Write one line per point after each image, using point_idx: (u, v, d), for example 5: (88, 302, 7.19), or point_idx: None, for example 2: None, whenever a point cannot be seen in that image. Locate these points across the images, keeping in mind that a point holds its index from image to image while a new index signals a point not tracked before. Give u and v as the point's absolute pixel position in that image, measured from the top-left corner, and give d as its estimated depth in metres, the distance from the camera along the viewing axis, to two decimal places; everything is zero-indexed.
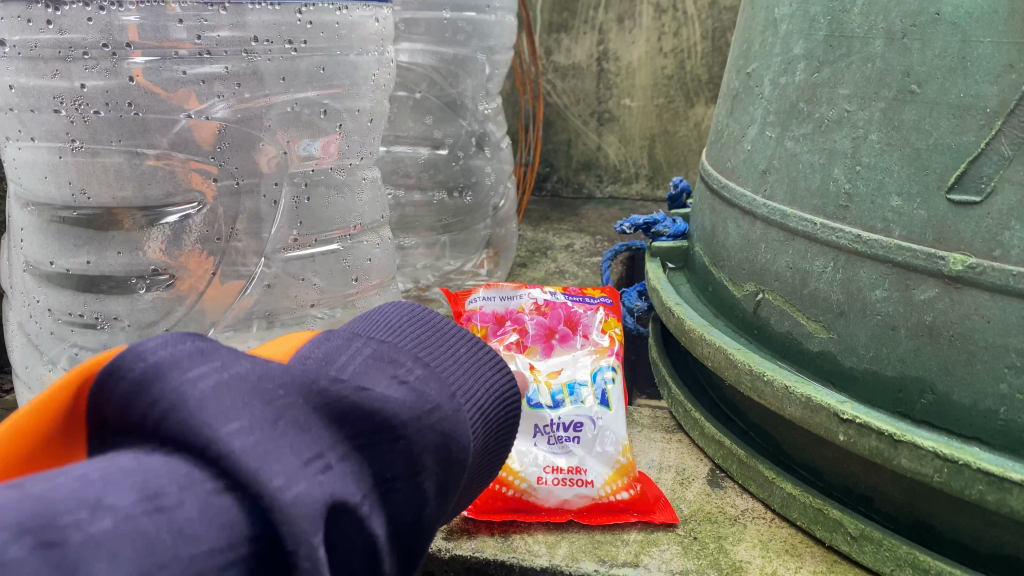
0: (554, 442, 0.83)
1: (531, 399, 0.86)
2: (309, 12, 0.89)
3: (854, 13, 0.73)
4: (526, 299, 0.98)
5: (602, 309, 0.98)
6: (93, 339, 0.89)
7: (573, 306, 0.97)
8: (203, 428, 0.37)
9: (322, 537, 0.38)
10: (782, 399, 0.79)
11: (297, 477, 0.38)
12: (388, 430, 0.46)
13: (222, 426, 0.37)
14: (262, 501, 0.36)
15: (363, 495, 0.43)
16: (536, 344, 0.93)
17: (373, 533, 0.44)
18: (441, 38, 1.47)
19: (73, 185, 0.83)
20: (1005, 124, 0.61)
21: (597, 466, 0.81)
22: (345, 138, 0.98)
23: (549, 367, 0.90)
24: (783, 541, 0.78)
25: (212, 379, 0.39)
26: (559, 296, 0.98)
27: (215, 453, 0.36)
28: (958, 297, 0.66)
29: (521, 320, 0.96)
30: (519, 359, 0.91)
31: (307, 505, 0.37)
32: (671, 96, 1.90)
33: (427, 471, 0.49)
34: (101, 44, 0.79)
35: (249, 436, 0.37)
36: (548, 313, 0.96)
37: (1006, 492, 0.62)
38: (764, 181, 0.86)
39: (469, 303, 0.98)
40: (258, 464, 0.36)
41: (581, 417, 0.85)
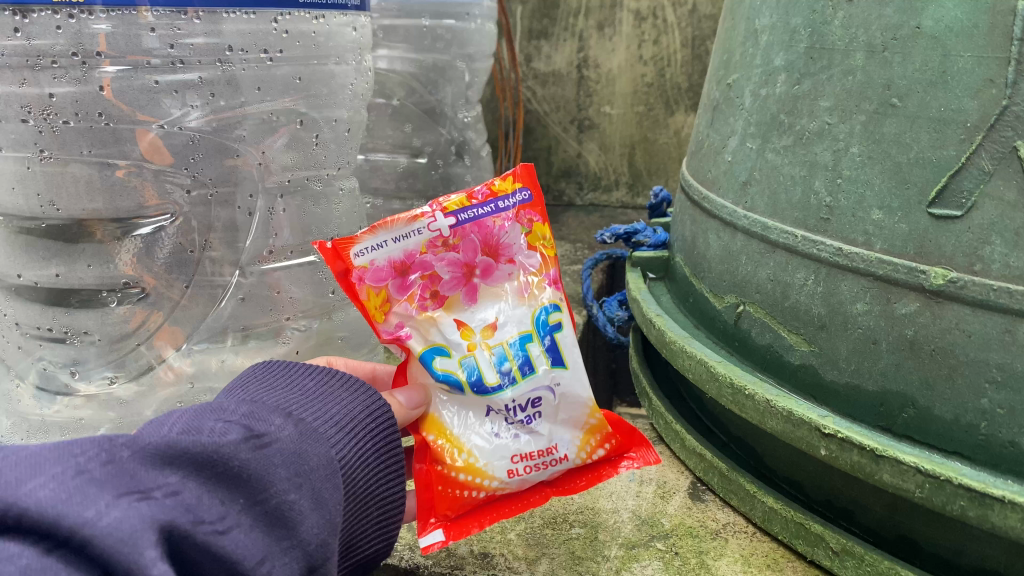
0: (510, 426, 0.70)
1: (474, 383, 0.70)
2: (286, 21, 0.89)
3: (835, 25, 0.72)
4: (423, 230, 0.72)
5: (522, 213, 0.75)
6: (63, 354, 0.88)
7: (485, 222, 0.73)
8: (6, 494, 0.41)
9: (149, 551, 0.42)
10: (763, 413, 0.79)
11: (113, 505, 0.43)
12: (211, 464, 0.50)
13: (23, 488, 0.42)
14: (76, 540, 0.41)
15: (200, 526, 0.47)
16: (456, 293, 0.72)
17: (228, 552, 0.48)
18: (421, 46, 1.46)
19: (41, 197, 0.82)
20: (985, 138, 0.61)
21: (565, 435, 0.71)
22: (323, 147, 0.98)
23: (480, 325, 0.72)
24: (764, 555, 0.77)
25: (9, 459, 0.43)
26: (463, 213, 0.72)
27: (18, 512, 0.41)
28: (939, 311, 0.66)
29: (426, 264, 0.72)
30: (444, 324, 0.71)
31: (127, 522, 0.43)
32: (651, 103, 1.89)
33: (281, 488, 0.53)
34: (71, 53, 0.77)
35: (53, 487, 0.42)
36: (456, 247, 0.72)
37: (987, 508, 0.61)
38: (745, 193, 0.86)
39: (350, 258, 0.70)
40: (65, 508, 0.41)
41: (538, 391, 0.70)
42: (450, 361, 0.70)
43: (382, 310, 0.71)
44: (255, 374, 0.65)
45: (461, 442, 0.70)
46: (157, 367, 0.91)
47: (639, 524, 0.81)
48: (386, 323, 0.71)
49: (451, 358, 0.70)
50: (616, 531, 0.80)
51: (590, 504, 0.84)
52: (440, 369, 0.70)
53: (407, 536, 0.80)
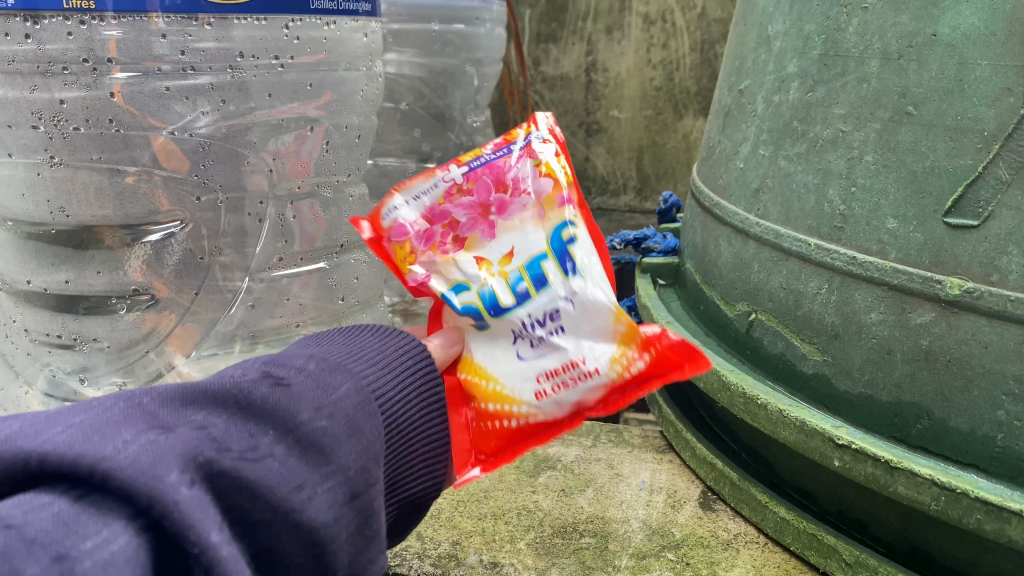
0: (533, 347, 0.55)
1: (490, 305, 0.56)
2: (296, 27, 0.91)
3: (849, 32, 0.72)
4: (440, 180, 0.60)
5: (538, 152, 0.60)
6: (73, 361, 0.89)
7: (497, 162, 0.59)
8: (23, 446, 0.35)
9: (175, 475, 0.37)
10: (776, 422, 0.78)
11: (131, 438, 0.37)
12: (230, 399, 0.44)
13: (40, 438, 0.36)
14: (97, 477, 0.35)
15: (226, 453, 0.41)
16: (474, 233, 0.58)
17: (262, 481, 0.42)
18: (430, 50, 1.45)
19: (52, 203, 0.82)
20: (1003, 148, 0.60)
21: (596, 348, 0.54)
22: (334, 153, 1.01)
23: (497, 253, 0.57)
24: (776, 566, 0.76)
25: (21, 419, 0.37)
26: (475, 158, 0.60)
27: (38, 461, 0.35)
28: (955, 322, 0.65)
29: (445, 213, 0.59)
30: (463, 262, 0.58)
31: (148, 451, 0.37)
32: (659, 107, 1.86)
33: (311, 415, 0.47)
34: (82, 58, 0.77)
35: (71, 430, 0.36)
36: (474, 187, 0.59)
37: (1004, 521, 0.61)
38: (757, 200, 0.85)
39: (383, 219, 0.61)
40: (82, 446, 0.35)
41: (555, 302, 0.55)
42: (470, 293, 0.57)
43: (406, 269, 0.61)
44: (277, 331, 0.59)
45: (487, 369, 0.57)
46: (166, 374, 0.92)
47: (650, 534, 0.81)
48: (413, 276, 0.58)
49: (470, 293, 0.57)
50: (626, 541, 0.79)
51: (600, 513, 0.84)
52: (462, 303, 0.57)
53: (416, 544, 0.79)
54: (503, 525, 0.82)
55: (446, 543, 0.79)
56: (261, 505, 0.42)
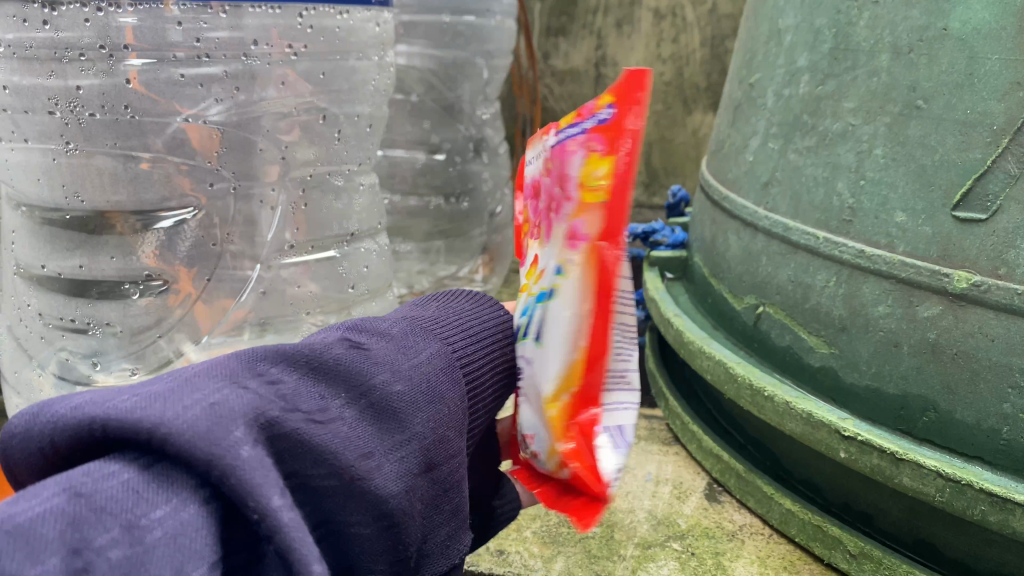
0: (530, 389, 0.53)
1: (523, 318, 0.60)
2: (310, 16, 0.91)
3: (859, 26, 0.72)
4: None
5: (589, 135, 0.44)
6: (85, 345, 0.89)
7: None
8: (89, 412, 0.36)
9: (237, 434, 0.38)
10: (782, 414, 0.78)
11: (195, 401, 0.38)
12: (305, 360, 0.46)
13: (109, 402, 0.37)
14: (155, 440, 0.35)
15: (292, 414, 0.43)
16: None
17: (320, 444, 0.43)
18: (440, 42, 1.47)
19: (67, 188, 0.84)
20: (1011, 142, 0.61)
21: (535, 421, 0.52)
22: (345, 143, 1.03)
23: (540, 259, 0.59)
24: (780, 557, 0.77)
25: (96, 390, 0.39)
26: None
27: (103, 427, 0.36)
28: (962, 315, 0.65)
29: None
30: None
31: (207, 416, 0.37)
32: (669, 102, 1.85)
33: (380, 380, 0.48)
34: (99, 45, 0.79)
35: (136, 397, 0.37)
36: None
37: (1008, 513, 0.61)
38: (766, 194, 0.85)
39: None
40: (145, 410, 0.36)
41: (523, 358, 0.54)
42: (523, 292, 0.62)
43: None
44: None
45: (523, 418, 0.54)
46: (175, 360, 0.93)
47: (655, 524, 0.81)
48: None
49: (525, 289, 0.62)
50: (632, 530, 0.80)
51: (606, 503, 0.84)
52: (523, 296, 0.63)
53: None
54: None
55: None
56: (322, 469, 0.43)
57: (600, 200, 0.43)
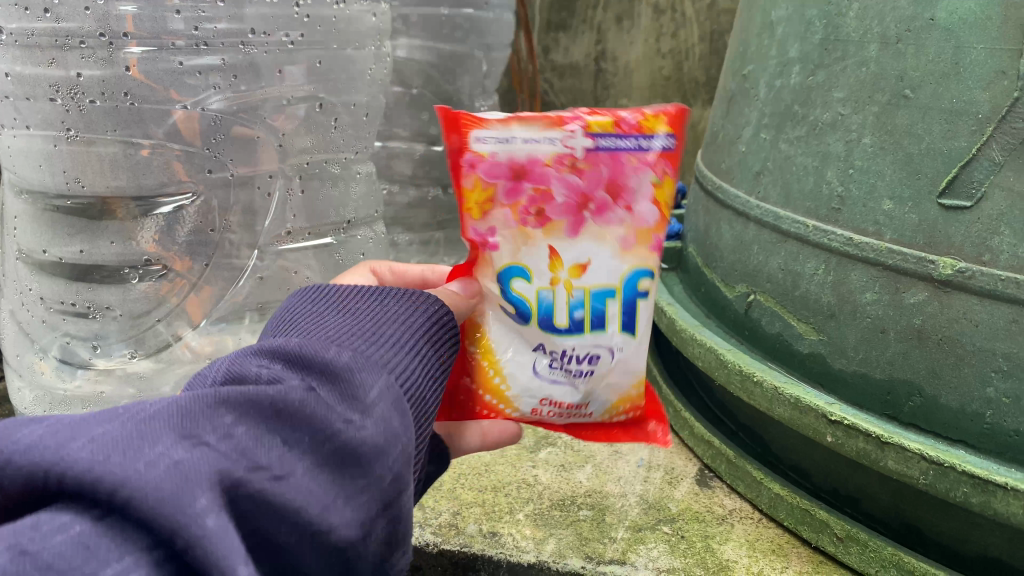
0: (557, 369, 0.62)
1: (544, 316, 0.62)
2: (307, 5, 0.93)
3: (849, 17, 0.73)
4: (556, 141, 0.60)
5: (658, 160, 0.61)
6: (86, 329, 0.91)
7: (621, 156, 0.60)
8: (45, 458, 0.35)
9: (200, 499, 0.36)
10: (771, 400, 0.80)
11: (161, 458, 0.36)
12: (265, 403, 0.42)
13: (65, 449, 0.35)
14: (117, 501, 0.34)
15: (259, 472, 0.40)
16: (564, 218, 0.61)
17: (291, 500, 0.41)
18: (440, 35, 1.48)
19: (67, 174, 0.85)
20: (996, 130, 0.61)
21: (602, 397, 0.63)
22: (341, 132, 1.04)
23: (571, 262, 0.61)
24: (769, 541, 0.78)
25: (54, 422, 0.37)
26: (604, 137, 0.60)
27: (59, 478, 0.35)
28: (947, 301, 0.66)
29: (546, 178, 0.60)
30: (537, 247, 0.61)
31: (173, 478, 0.36)
32: (668, 97, 1.81)
33: (354, 423, 0.44)
34: (99, 33, 0.80)
35: (96, 444, 0.36)
36: (588, 174, 0.60)
37: (989, 494, 0.63)
38: (758, 183, 0.86)
39: (469, 138, 0.60)
40: (105, 466, 0.35)
41: (598, 348, 0.62)
42: (529, 288, 0.61)
43: (478, 206, 0.61)
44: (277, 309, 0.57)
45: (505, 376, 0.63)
46: (174, 345, 0.96)
47: (646, 508, 0.82)
48: (481, 221, 0.61)
49: (530, 284, 0.61)
50: (622, 514, 0.81)
51: (598, 487, 0.86)
52: (514, 290, 0.61)
53: (419, 513, 0.81)
54: (503, 497, 0.84)
55: (448, 512, 0.81)
56: (289, 527, 0.41)
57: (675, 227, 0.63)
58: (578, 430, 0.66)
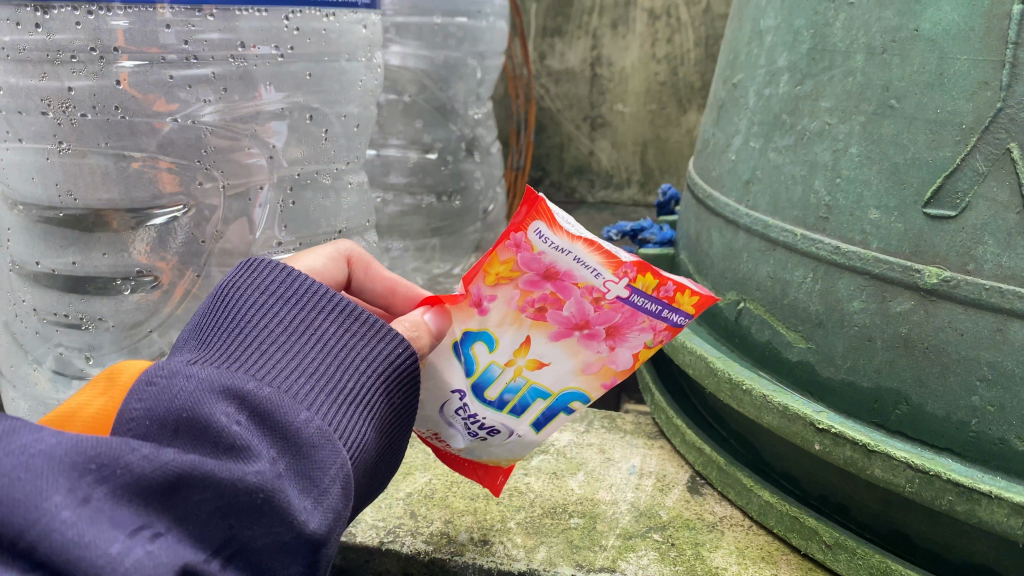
0: (462, 423, 0.64)
1: (481, 383, 0.62)
2: (296, 19, 0.93)
3: (836, 27, 0.73)
4: (599, 276, 0.54)
5: (663, 331, 0.56)
6: (78, 339, 0.93)
7: (640, 315, 0.55)
8: (22, 515, 0.37)
9: None
10: (760, 408, 0.80)
11: (133, 541, 0.40)
12: (231, 495, 0.44)
13: (41, 508, 0.38)
14: None
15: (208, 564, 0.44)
16: (554, 325, 0.58)
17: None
18: (434, 43, 1.48)
19: (60, 186, 0.86)
20: (980, 140, 0.62)
21: (481, 454, 0.67)
22: (333, 141, 1.05)
23: (535, 354, 0.60)
24: (759, 548, 0.78)
25: (28, 457, 0.39)
26: (639, 296, 0.54)
27: (30, 544, 0.37)
28: (933, 310, 0.67)
29: (569, 290, 0.56)
30: (517, 331, 0.59)
31: (144, 569, 0.39)
32: (664, 102, 1.82)
33: (307, 516, 0.47)
34: (90, 48, 0.81)
35: (75, 514, 0.38)
36: (603, 311, 0.56)
37: (974, 502, 0.63)
38: (747, 192, 0.87)
39: (530, 229, 0.54)
40: (83, 548, 0.38)
41: (504, 425, 0.64)
42: (489, 356, 0.60)
43: (489, 272, 0.57)
44: (241, 281, 0.54)
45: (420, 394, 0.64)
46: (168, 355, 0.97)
47: (637, 515, 0.83)
48: (489, 288, 0.58)
49: (491, 354, 0.60)
50: (614, 522, 0.81)
51: (590, 495, 0.86)
52: (473, 348, 0.61)
53: (410, 522, 0.81)
54: (495, 505, 0.84)
55: (439, 521, 0.81)
56: None
57: None
58: (448, 459, 0.70)
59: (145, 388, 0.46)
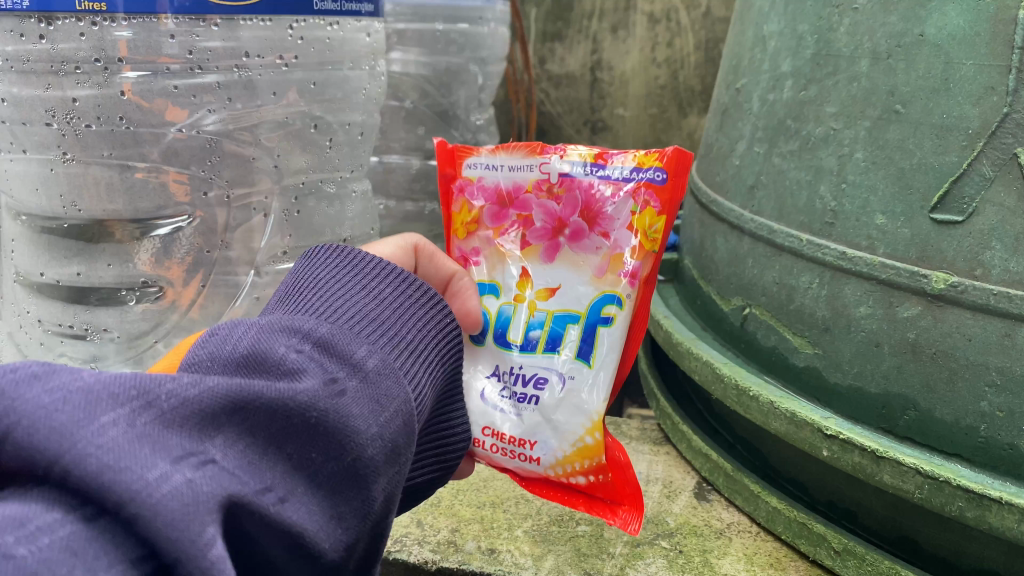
0: (509, 395, 0.68)
1: (501, 331, 0.69)
2: (301, 28, 0.93)
3: (840, 31, 0.73)
4: (535, 168, 0.69)
5: (640, 191, 0.65)
6: (83, 350, 0.92)
7: (598, 183, 0.66)
8: (55, 443, 0.36)
9: (208, 527, 0.37)
10: (767, 414, 0.80)
11: (174, 469, 0.38)
12: (284, 414, 0.44)
13: (77, 436, 0.36)
14: (123, 514, 0.36)
15: (261, 494, 0.42)
16: (539, 243, 0.69)
17: (291, 525, 0.43)
18: (435, 49, 1.49)
19: (64, 198, 0.86)
20: (986, 145, 0.62)
21: (549, 440, 0.66)
22: (338, 149, 1.05)
23: (541, 282, 0.68)
24: (767, 555, 0.78)
25: (63, 393, 0.38)
26: (580, 166, 0.67)
27: (65, 468, 0.36)
28: (940, 315, 0.67)
29: (527, 203, 0.69)
30: (509, 265, 0.70)
31: (182, 500, 0.37)
32: (664, 106, 1.82)
33: (361, 441, 0.47)
34: (94, 59, 0.81)
35: (112, 436, 0.37)
36: (564, 200, 0.67)
37: (984, 509, 0.63)
38: (752, 197, 0.87)
39: (464, 167, 0.72)
40: (119, 471, 0.36)
41: (545, 373, 0.66)
42: (493, 302, 0.70)
43: (465, 228, 0.72)
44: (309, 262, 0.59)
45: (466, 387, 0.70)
46: None
47: (644, 522, 0.82)
48: (464, 242, 0.72)
49: (498, 299, 0.70)
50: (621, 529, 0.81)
51: None
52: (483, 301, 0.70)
53: (417, 530, 0.81)
54: (502, 513, 0.84)
55: (446, 530, 0.81)
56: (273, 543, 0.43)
57: (654, 250, 0.65)
58: (559, 491, 0.68)
59: (209, 338, 0.49)
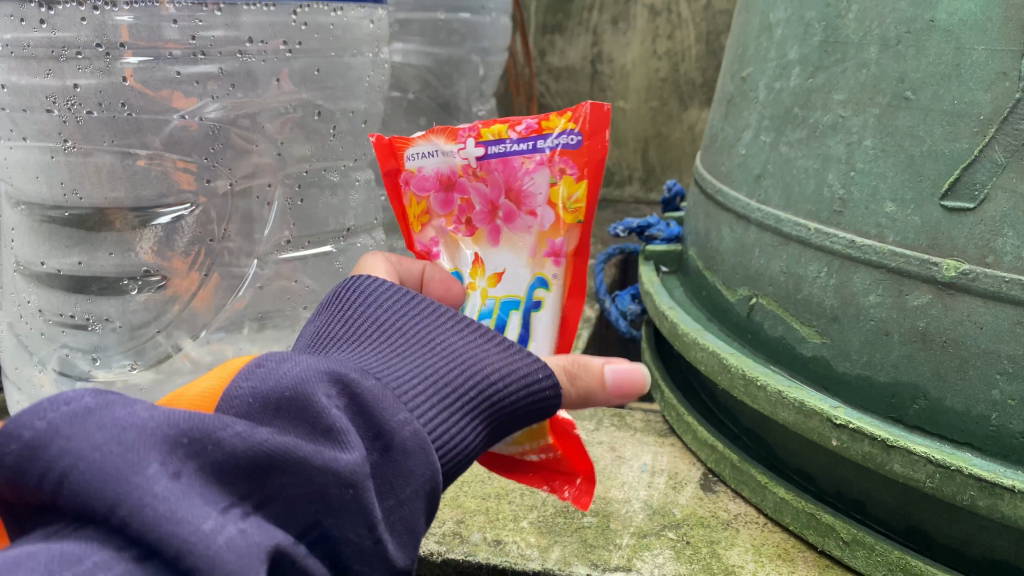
0: None
1: None
2: (305, 13, 0.93)
3: (848, 18, 0.73)
4: (454, 155, 0.67)
5: (557, 158, 0.64)
6: (84, 340, 0.90)
7: (514, 160, 0.65)
8: (114, 487, 0.34)
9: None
10: (775, 404, 0.80)
11: (227, 520, 0.36)
12: (322, 490, 0.40)
13: (137, 480, 0.34)
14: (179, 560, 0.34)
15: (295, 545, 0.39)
16: (482, 227, 0.69)
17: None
18: (436, 40, 1.48)
19: (65, 185, 0.85)
20: (998, 131, 0.61)
21: None
22: (340, 138, 1.06)
23: (490, 267, 0.69)
24: (775, 546, 0.77)
25: (117, 430, 0.36)
26: (494, 145, 0.65)
27: (123, 516, 0.34)
28: (951, 303, 0.66)
29: (463, 187, 0.67)
30: (463, 254, 0.69)
31: (238, 549, 0.35)
32: (664, 98, 1.81)
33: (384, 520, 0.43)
34: (95, 44, 0.80)
35: (170, 486, 0.35)
36: (489, 181, 0.66)
37: (997, 497, 0.63)
38: (758, 186, 0.86)
39: (403, 159, 0.68)
40: (176, 523, 0.34)
41: None
42: None
43: (416, 219, 0.70)
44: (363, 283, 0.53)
45: None
46: (173, 355, 0.95)
47: (651, 513, 0.82)
48: (421, 234, 0.70)
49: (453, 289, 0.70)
50: (627, 520, 0.80)
51: (602, 493, 0.85)
52: None
53: None
54: (507, 505, 0.83)
55: (451, 522, 0.81)
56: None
57: (577, 223, 0.65)
58: (515, 469, 0.64)
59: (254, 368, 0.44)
